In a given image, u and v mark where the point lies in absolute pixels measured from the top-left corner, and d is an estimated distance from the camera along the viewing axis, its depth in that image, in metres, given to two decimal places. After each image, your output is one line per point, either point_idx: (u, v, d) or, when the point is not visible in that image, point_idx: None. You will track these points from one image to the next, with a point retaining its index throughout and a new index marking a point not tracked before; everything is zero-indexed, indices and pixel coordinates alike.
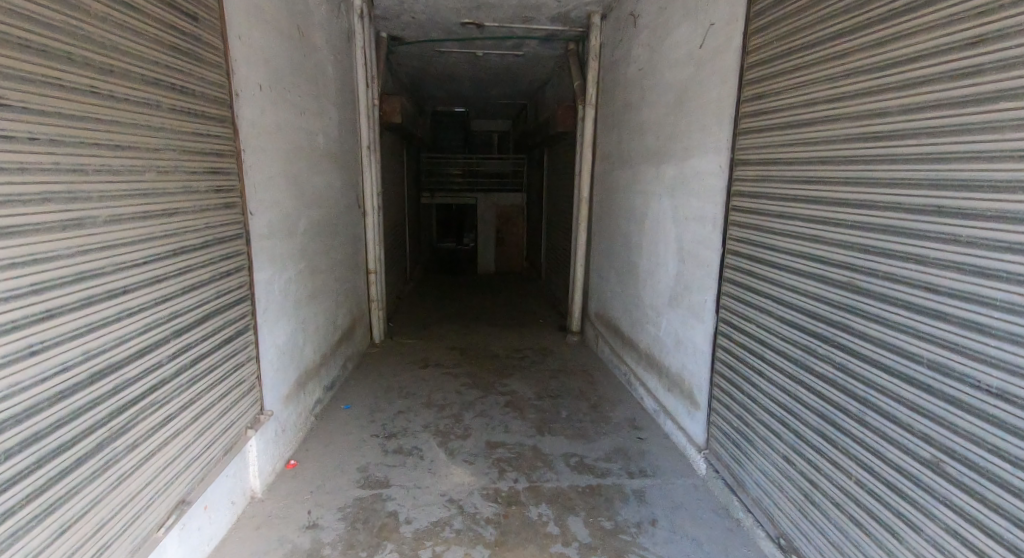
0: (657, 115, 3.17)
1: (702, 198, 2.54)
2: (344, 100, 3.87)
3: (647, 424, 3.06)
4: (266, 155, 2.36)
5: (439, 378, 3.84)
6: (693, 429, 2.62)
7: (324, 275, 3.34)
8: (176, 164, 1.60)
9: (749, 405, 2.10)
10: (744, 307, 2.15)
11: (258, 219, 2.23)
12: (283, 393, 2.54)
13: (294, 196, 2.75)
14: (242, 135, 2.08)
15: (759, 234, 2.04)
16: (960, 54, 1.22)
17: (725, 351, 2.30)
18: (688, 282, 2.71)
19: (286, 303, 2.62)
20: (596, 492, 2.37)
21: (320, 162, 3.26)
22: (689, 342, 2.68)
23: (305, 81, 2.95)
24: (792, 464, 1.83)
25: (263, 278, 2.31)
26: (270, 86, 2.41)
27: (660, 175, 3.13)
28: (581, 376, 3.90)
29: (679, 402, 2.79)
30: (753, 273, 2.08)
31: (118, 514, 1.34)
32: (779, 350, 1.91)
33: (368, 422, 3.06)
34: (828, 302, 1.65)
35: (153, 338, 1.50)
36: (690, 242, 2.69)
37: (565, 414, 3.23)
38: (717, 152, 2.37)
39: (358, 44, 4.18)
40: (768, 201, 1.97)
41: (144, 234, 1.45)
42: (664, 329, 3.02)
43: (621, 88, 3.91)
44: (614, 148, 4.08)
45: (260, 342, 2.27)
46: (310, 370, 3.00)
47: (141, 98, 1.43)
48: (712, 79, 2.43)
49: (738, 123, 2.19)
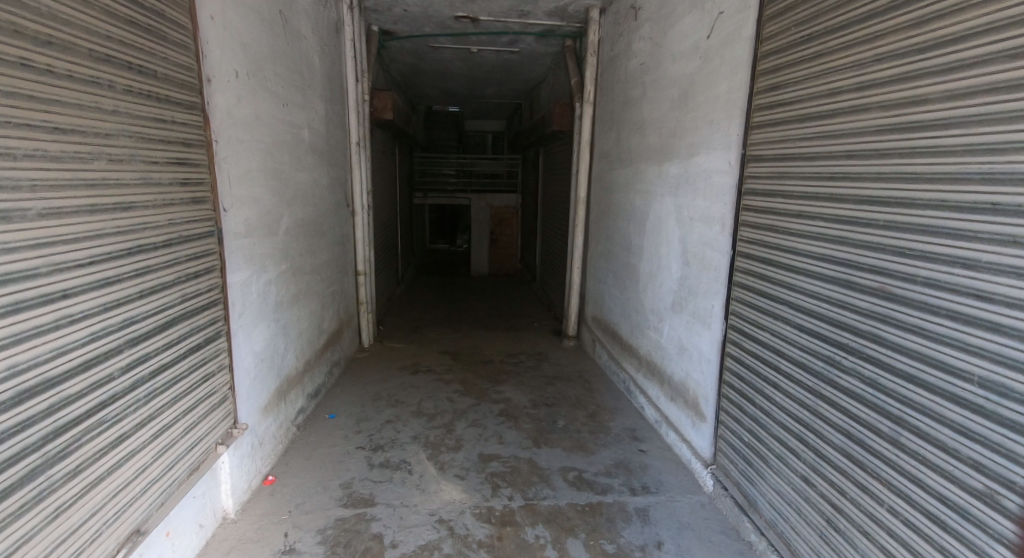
0: (660, 111, 3.03)
1: (709, 197, 2.40)
2: (332, 93, 3.71)
3: (648, 436, 2.91)
4: (243, 146, 2.19)
5: (430, 384, 3.67)
6: (698, 442, 2.47)
7: (309, 277, 3.17)
8: (132, 152, 1.43)
9: (762, 419, 1.95)
10: (756, 314, 2.01)
11: (231, 217, 2.06)
12: (261, 402, 2.38)
13: (275, 192, 2.58)
14: (214, 124, 1.91)
15: (774, 235, 1.89)
16: (1016, 30, 1.07)
17: (735, 361, 2.15)
18: (693, 287, 2.56)
19: (266, 306, 2.46)
20: (596, 511, 2.22)
21: (305, 158, 3.09)
22: (694, 350, 2.54)
23: (289, 71, 2.79)
24: (811, 485, 1.68)
25: (239, 281, 2.14)
26: (248, 73, 2.24)
27: (662, 174, 2.99)
28: (578, 383, 3.75)
29: (683, 412, 2.64)
30: (767, 277, 1.94)
31: (53, 552, 1.17)
32: (795, 361, 1.77)
33: (354, 433, 2.89)
34: (855, 309, 1.50)
35: (104, 347, 1.33)
36: (695, 244, 2.55)
37: (562, 424, 3.08)
38: (726, 148, 2.23)
39: (347, 36, 4.01)
40: (785, 201, 1.82)
41: (92, 231, 1.28)
42: (666, 335, 2.88)
43: (621, 83, 3.76)
44: (613, 145, 3.93)
45: (235, 349, 2.10)
46: (292, 378, 2.83)
47: (88, 76, 1.27)
48: (720, 70, 2.29)
49: (750, 117, 2.04)
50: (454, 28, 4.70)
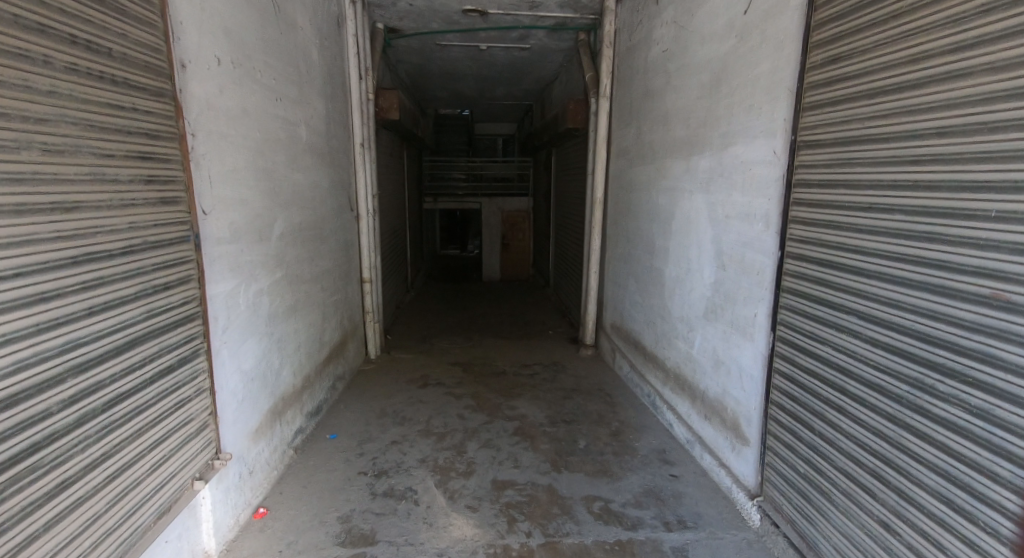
0: (688, 101, 2.75)
1: (749, 192, 2.13)
2: (333, 90, 3.49)
3: (679, 459, 2.62)
4: (228, 143, 1.97)
5: (439, 400, 3.42)
6: (740, 468, 2.19)
7: (308, 286, 2.95)
8: (78, 143, 1.22)
9: (820, 448, 1.68)
10: (809, 324, 1.74)
11: (213, 221, 1.83)
12: (251, 426, 2.14)
13: (266, 195, 2.35)
14: (190, 115, 1.69)
15: (833, 233, 1.62)
16: None
17: (785, 379, 1.87)
18: (731, 293, 2.29)
19: (257, 319, 2.22)
20: (626, 551, 1.95)
21: (303, 158, 2.87)
22: (733, 364, 2.26)
23: (283, 63, 2.57)
24: (894, 533, 1.40)
25: (222, 291, 1.91)
26: (234, 62, 2.02)
27: (690, 168, 2.72)
28: (598, 397, 3.48)
29: (721, 433, 2.36)
30: (823, 281, 1.67)
31: None
32: (864, 381, 1.51)
33: (356, 456, 2.65)
34: (955, 322, 1.23)
35: (37, 377, 1.11)
36: (732, 244, 2.28)
37: (583, 444, 2.81)
38: (771, 135, 1.96)
39: (350, 31, 3.80)
40: (849, 191, 1.55)
41: (18, 236, 1.07)
42: (698, 346, 2.61)
43: (641, 74, 3.50)
44: (633, 140, 3.66)
45: (218, 369, 1.87)
46: (288, 397, 2.60)
47: (12, 47, 1.05)
48: (761, 49, 2.03)
49: (799, 98, 1.78)
50: (462, 23, 4.48)
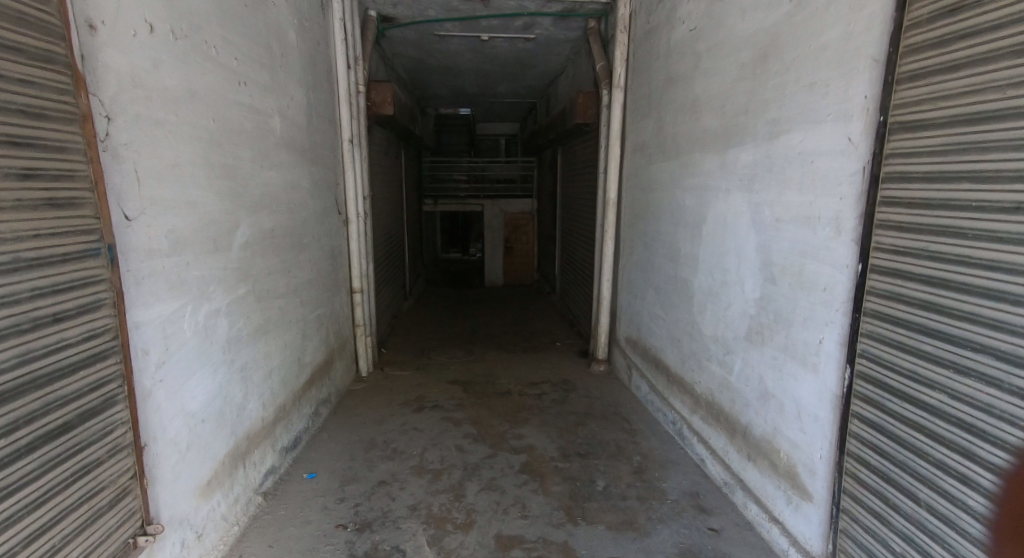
0: (724, 86, 2.35)
1: (810, 190, 1.72)
2: (315, 79, 3.10)
3: (717, 506, 2.22)
4: (167, 132, 1.58)
5: (436, 427, 3.02)
6: (801, 528, 1.79)
7: (284, 301, 2.55)
8: None
9: (933, 526, 1.28)
10: (910, 362, 1.34)
11: (140, 230, 1.44)
12: (200, 478, 1.75)
13: (226, 196, 1.96)
14: (102, 93, 1.30)
15: (954, 244, 1.23)
16: None
17: (868, 428, 1.47)
18: (784, 312, 1.88)
19: (210, 347, 1.83)
20: None
21: (276, 154, 2.48)
22: (789, 399, 1.84)
23: (248, 41, 2.18)
24: None
25: (157, 317, 1.51)
26: (176, 30, 1.64)
27: (726, 162, 2.32)
28: (615, 423, 3.07)
29: (772, 481, 1.95)
30: (937, 307, 1.27)
31: None
32: (1006, 447, 1.11)
33: (335, 503, 2.25)
34: None
35: None
36: (786, 253, 1.87)
37: (602, 485, 2.41)
38: (844, 119, 1.55)
39: (335, 14, 3.41)
40: (982, 185, 1.16)
41: None
42: (738, 373, 2.20)
43: (663, 58, 3.10)
44: (653, 133, 3.26)
45: (150, 418, 1.48)
46: (256, 433, 2.21)
47: None
48: (829, 11, 1.62)
49: (893, 66, 1.37)
50: (462, 10, 4.08)
